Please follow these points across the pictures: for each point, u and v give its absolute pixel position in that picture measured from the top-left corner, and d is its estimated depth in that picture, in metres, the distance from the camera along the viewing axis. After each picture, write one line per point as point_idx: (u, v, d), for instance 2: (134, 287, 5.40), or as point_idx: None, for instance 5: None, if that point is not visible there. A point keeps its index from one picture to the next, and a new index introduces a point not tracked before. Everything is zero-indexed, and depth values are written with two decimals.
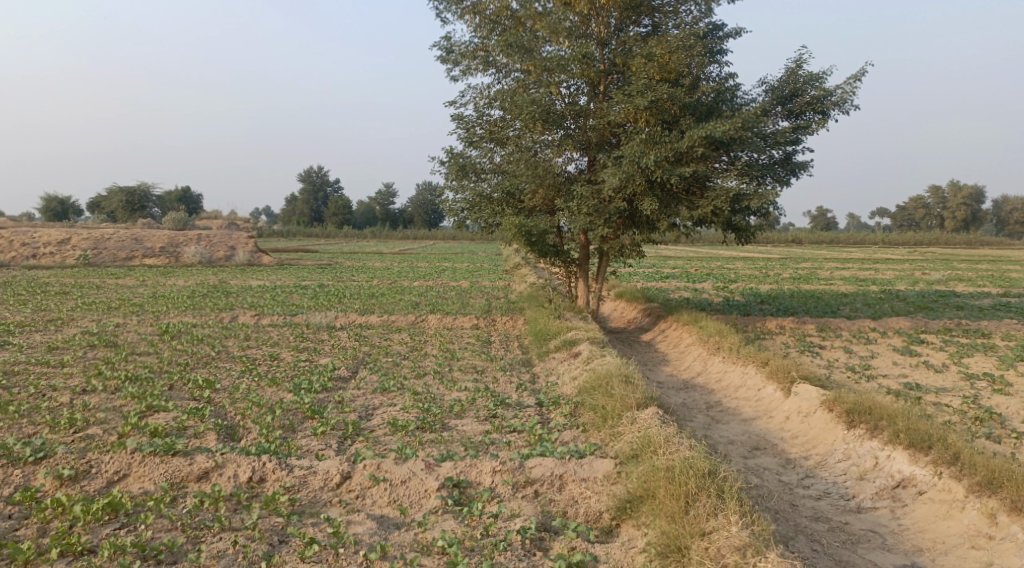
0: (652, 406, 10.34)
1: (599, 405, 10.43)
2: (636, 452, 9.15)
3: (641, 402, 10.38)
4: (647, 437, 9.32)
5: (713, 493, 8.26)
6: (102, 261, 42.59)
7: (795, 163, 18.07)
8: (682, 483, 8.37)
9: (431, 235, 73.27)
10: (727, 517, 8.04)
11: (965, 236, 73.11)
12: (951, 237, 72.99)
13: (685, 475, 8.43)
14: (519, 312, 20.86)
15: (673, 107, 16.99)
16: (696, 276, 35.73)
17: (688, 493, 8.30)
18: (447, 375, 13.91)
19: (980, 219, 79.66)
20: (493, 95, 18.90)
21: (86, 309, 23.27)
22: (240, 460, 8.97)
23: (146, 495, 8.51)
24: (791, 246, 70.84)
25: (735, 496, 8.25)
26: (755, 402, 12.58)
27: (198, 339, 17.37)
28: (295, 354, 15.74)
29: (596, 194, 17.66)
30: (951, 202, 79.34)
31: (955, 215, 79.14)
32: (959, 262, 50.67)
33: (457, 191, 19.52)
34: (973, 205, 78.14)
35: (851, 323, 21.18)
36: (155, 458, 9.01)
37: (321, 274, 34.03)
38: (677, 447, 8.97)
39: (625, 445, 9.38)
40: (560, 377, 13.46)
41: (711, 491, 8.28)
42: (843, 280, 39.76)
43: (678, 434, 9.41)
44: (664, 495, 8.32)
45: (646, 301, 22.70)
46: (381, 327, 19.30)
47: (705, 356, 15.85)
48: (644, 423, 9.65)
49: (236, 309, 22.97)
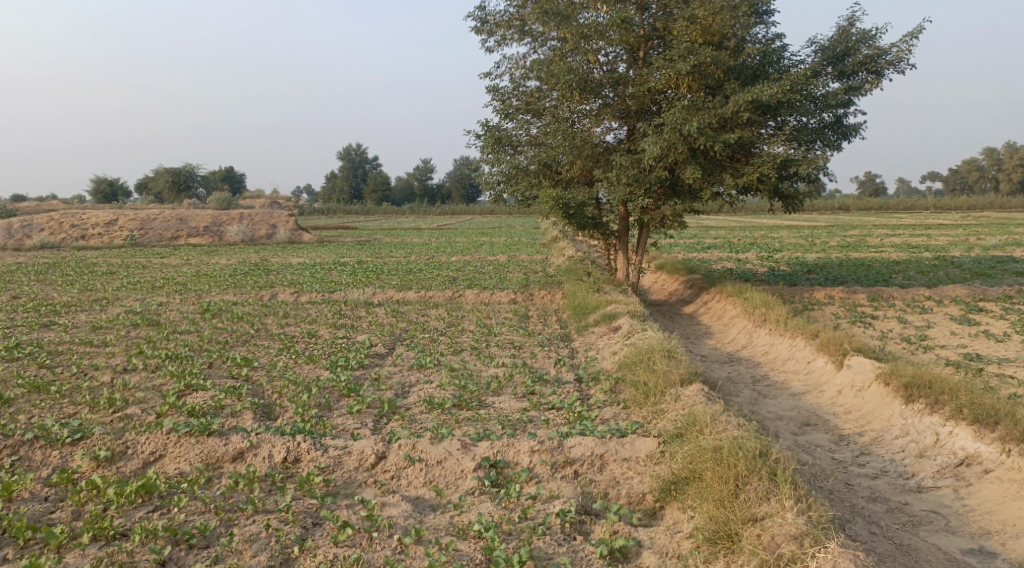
0: (697, 382, 9.95)
1: (641, 381, 10.06)
2: (680, 430, 8.78)
3: (685, 378, 9.99)
4: (692, 415, 8.94)
5: (765, 476, 7.87)
6: (147, 241, 42.97)
7: (846, 126, 17.41)
8: (731, 465, 7.99)
9: (472, 210, 72.99)
10: (780, 502, 7.65)
11: (1021, 200, 70.90)
12: (1006, 201, 70.81)
13: (734, 457, 8.04)
14: (558, 285, 20.50)
15: (717, 71, 16.46)
16: (741, 246, 34.99)
17: (737, 476, 7.92)
18: (486, 351, 13.62)
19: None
20: (529, 65, 18.45)
21: (129, 288, 23.36)
22: (274, 440, 8.79)
23: (180, 476, 8.36)
24: (838, 214, 69.33)
25: (789, 480, 7.85)
26: (804, 376, 12.12)
27: (237, 316, 17.25)
28: (333, 332, 15.56)
29: (636, 164, 17.19)
30: (1006, 164, 76.95)
31: (1010, 179, 76.79)
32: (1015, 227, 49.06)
33: (493, 165, 19.14)
34: None
35: (903, 292, 20.47)
36: (191, 438, 8.86)
37: (362, 251, 33.92)
38: (725, 426, 8.58)
39: (669, 423, 9.01)
40: (601, 352, 13.10)
41: (763, 474, 7.88)
42: (894, 246, 38.70)
43: (725, 412, 9.02)
44: (712, 477, 7.96)
45: (689, 272, 22.19)
46: (419, 303, 19.07)
47: (751, 329, 15.35)
48: (689, 401, 9.27)
49: (276, 287, 22.89)
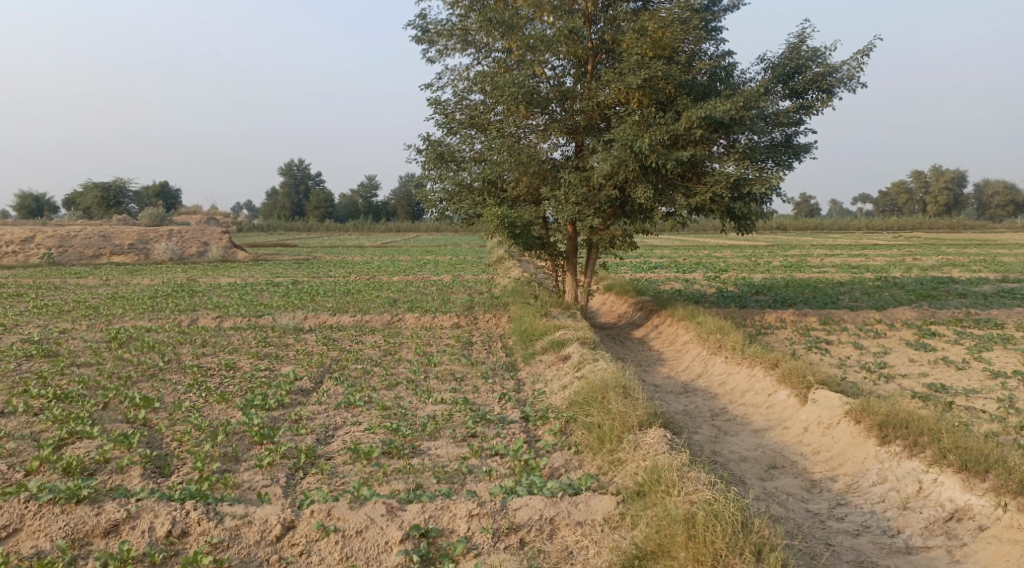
0: (656, 424, 8.98)
1: (594, 423, 9.06)
2: (643, 488, 7.85)
3: (642, 420, 9.04)
4: (656, 468, 8.00)
5: (749, 555, 7.05)
6: (68, 260, 40.78)
7: (797, 145, 16.75)
8: (707, 541, 7.13)
9: (413, 227, 71.63)
10: None
11: (948, 220, 72.18)
12: (934, 221, 71.99)
13: (710, 531, 7.18)
14: (502, 308, 19.47)
15: (668, 86, 15.69)
16: (684, 266, 34.37)
17: (716, 554, 7.07)
18: (423, 384, 12.48)
19: (965, 203, 78.75)
20: (472, 77, 17.46)
21: (37, 313, 21.68)
22: (158, 508, 7.75)
23: (37, 558, 7.39)
24: (775, 233, 69.73)
25: (775, 560, 7.03)
26: (765, 410, 11.21)
27: (150, 346, 15.85)
28: (254, 363, 14.29)
29: (586, 181, 16.28)
30: (934, 185, 78.41)
31: (937, 200, 78.26)
32: (949, 247, 49.56)
33: (435, 181, 18.05)
34: (955, 189, 77.24)
35: (855, 314, 19.82)
36: (57, 508, 7.81)
37: (296, 270, 32.49)
38: (694, 486, 7.68)
39: (630, 478, 8.07)
40: (549, 385, 12.06)
41: (746, 553, 7.06)
42: (834, 267, 38.53)
43: (690, 463, 8.10)
44: (686, 556, 7.09)
45: (637, 293, 21.32)
46: (352, 328, 17.86)
47: (705, 356, 14.48)
48: (650, 450, 8.32)
49: (200, 311, 21.42)
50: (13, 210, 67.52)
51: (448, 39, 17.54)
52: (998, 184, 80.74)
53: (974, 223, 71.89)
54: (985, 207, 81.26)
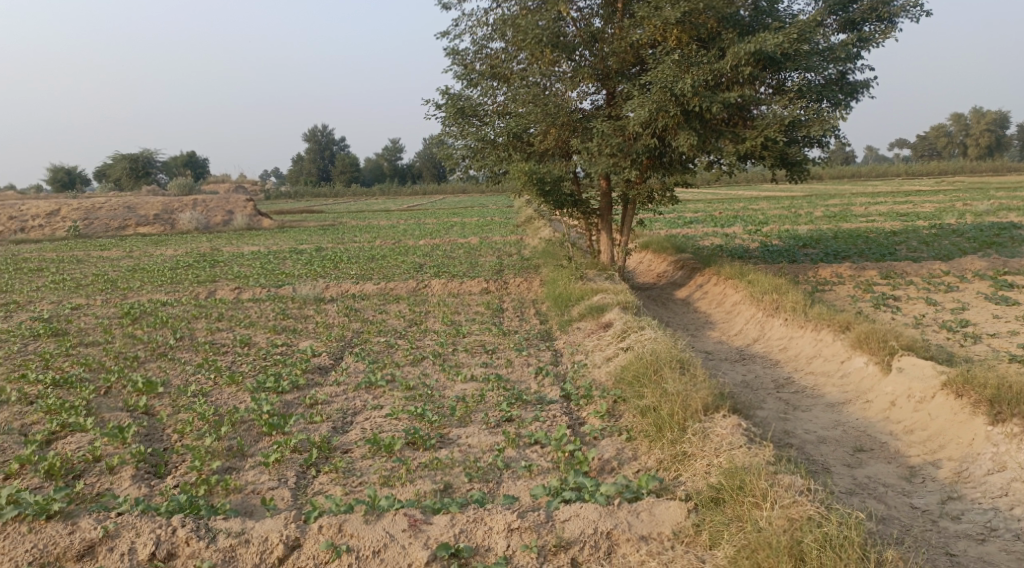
0: (722, 408, 7.80)
1: (650, 406, 7.93)
2: (720, 495, 6.73)
3: (708, 403, 7.83)
4: (734, 469, 6.84)
5: None
6: (93, 232, 40.04)
7: (854, 83, 15.19)
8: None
9: (440, 189, 70.21)
10: None
11: (991, 164, 69.27)
12: (977, 165, 69.12)
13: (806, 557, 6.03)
14: (534, 271, 18.19)
15: (709, 21, 14.12)
16: (723, 220, 32.74)
17: None
18: (452, 359, 11.28)
19: (1009, 145, 75.63)
20: (491, 24, 16.02)
21: (52, 288, 20.77)
22: (140, 525, 6.69)
23: None
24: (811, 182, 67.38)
25: None
26: (838, 380, 9.91)
27: (161, 321, 14.80)
28: (270, 338, 13.16)
29: (620, 131, 14.84)
30: (975, 128, 75.19)
31: (978, 143, 75.02)
32: (998, 191, 47.38)
33: (456, 139, 16.69)
34: (997, 130, 73.86)
35: (918, 266, 18.28)
36: (23, 526, 6.77)
37: (321, 236, 31.38)
38: (783, 498, 6.54)
39: (702, 481, 6.95)
40: (591, 357, 10.81)
41: None
42: (880, 216, 36.61)
43: (771, 464, 6.94)
44: None
45: (678, 252, 19.93)
46: (377, 296, 16.68)
47: (761, 319, 13.13)
48: (722, 445, 7.17)
49: (218, 282, 20.38)
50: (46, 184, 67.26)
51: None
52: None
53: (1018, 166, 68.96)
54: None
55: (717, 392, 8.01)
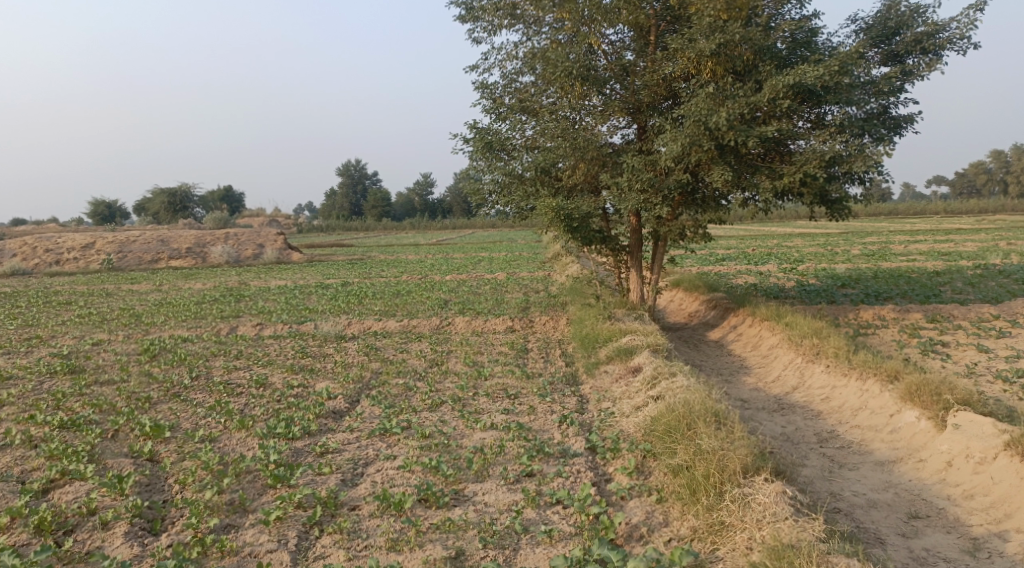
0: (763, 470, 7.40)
1: (683, 465, 7.52)
2: None
3: (748, 465, 7.40)
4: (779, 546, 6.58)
5: None
6: (125, 265, 40.10)
7: (897, 118, 14.56)
8: None
9: (471, 224, 69.96)
10: None
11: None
12: (1019, 203, 67.49)
13: None
14: (561, 309, 17.64)
15: (746, 52, 13.56)
16: (757, 257, 31.96)
17: None
18: (472, 404, 10.74)
19: None
20: (521, 57, 15.63)
21: (76, 323, 20.55)
22: None
23: None
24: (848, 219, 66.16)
25: None
26: (887, 435, 9.33)
27: (178, 359, 14.38)
28: (287, 379, 12.70)
29: (651, 166, 14.33)
30: (1016, 165, 73.54)
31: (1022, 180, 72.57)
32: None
33: (483, 173, 16.24)
34: None
35: (965, 308, 17.48)
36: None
37: (349, 271, 31.05)
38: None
39: (743, 557, 6.69)
40: (618, 405, 10.22)
41: None
42: (921, 255, 35.54)
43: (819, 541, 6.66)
44: None
45: (710, 290, 19.28)
46: (400, 334, 16.20)
47: (801, 364, 12.47)
48: (766, 517, 6.88)
49: (241, 317, 20.01)
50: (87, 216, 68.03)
51: (495, 16, 15.69)
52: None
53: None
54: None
55: (756, 452, 7.50)
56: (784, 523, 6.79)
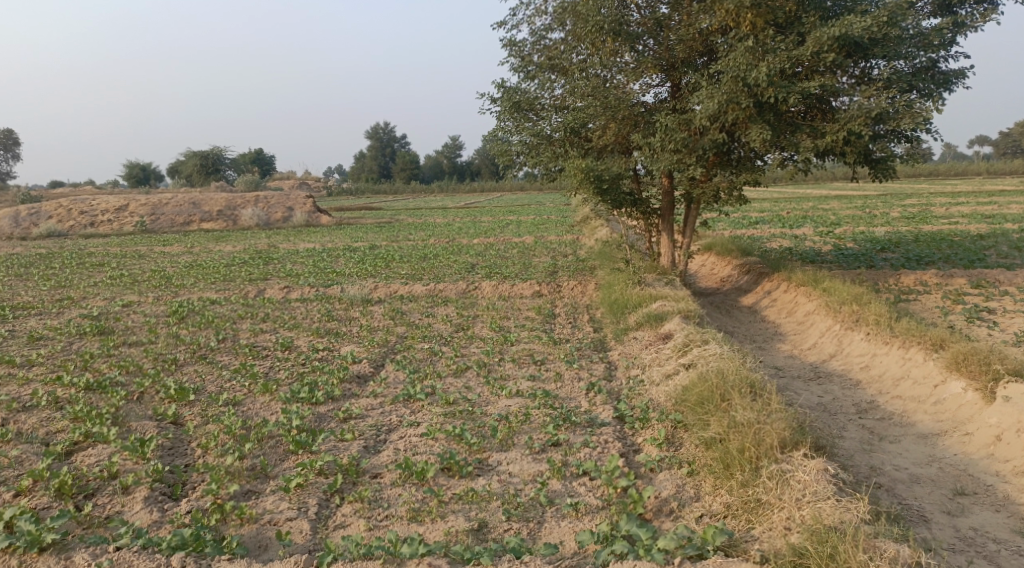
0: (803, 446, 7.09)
1: (717, 437, 7.30)
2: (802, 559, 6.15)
3: (785, 439, 7.10)
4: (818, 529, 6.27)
5: None
6: (158, 228, 40.32)
7: (947, 73, 13.95)
8: None
9: (501, 187, 69.57)
10: None
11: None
12: None
13: None
14: (590, 273, 17.32)
15: (788, 4, 13.06)
16: (792, 221, 31.37)
17: None
18: (497, 370, 10.51)
19: None
20: (551, 13, 15.17)
21: (107, 284, 20.56)
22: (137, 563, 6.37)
23: None
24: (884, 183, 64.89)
25: None
26: (931, 406, 9.20)
27: (206, 321, 14.27)
28: (312, 342, 12.53)
29: (685, 125, 13.88)
30: None
31: None
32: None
33: (511, 134, 15.88)
34: None
35: (1010, 274, 16.96)
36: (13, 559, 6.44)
37: (378, 233, 30.89)
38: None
39: (781, 539, 6.39)
40: (648, 372, 9.94)
41: None
42: (960, 218, 34.71)
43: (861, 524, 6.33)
44: None
45: (743, 255, 18.85)
46: (426, 298, 15.99)
47: (839, 331, 12.10)
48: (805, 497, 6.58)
49: (269, 280, 19.90)
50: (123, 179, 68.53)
51: None
52: None
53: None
54: None
55: (793, 425, 7.18)
56: (826, 504, 6.48)
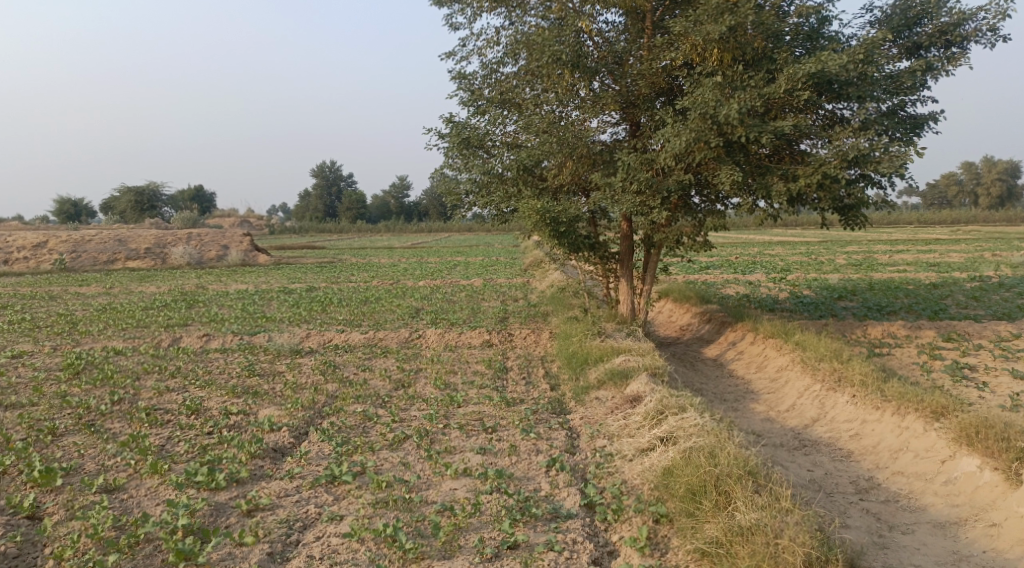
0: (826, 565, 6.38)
1: (726, 551, 6.51)
2: None
3: (809, 558, 6.40)
4: None
5: None
6: (80, 266, 37.93)
7: (918, 118, 12.75)
8: None
9: (444, 228, 68.11)
10: None
11: (1004, 213, 66.97)
12: (990, 214, 66.83)
13: None
14: (543, 321, 15.94)
15: (757, 38, 11.98)
16: (743, 266, 30.46)
17: None
18: (441, 439, 9.00)
19: (1020, 194, 73.49)
20: (504, 43, 13.89)
21: (5, 330, 18.48)
22: None
23: None
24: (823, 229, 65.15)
25: None
26: (941, 488, 8.07)
27: (104, 377, 12.53)
28: (226, 404, 10.87)
29: (648, 164, 12.68)
30: (986, 177, 72.95)
31: (990, 192, 72.67)
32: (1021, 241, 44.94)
33: (459, 172, 14.50)
34: (1009, 180, 71.67)
35: (981, 325, 16.02)
36: None
37: (315, 275, 29.13)
38: None
39: None
40: (618, 444, 8.54)
41: None
42: (907, 266, 34.27)
43: None
44: None
45: (704, 302, 17.64)
46: (363, 348, 14.40)
47: (819, 393, 10.79)
48: None
49: (190, 327, 18.09)
50: (52, 214, 65.55)
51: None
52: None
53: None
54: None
55: (816, 537, 6.47)
56: None
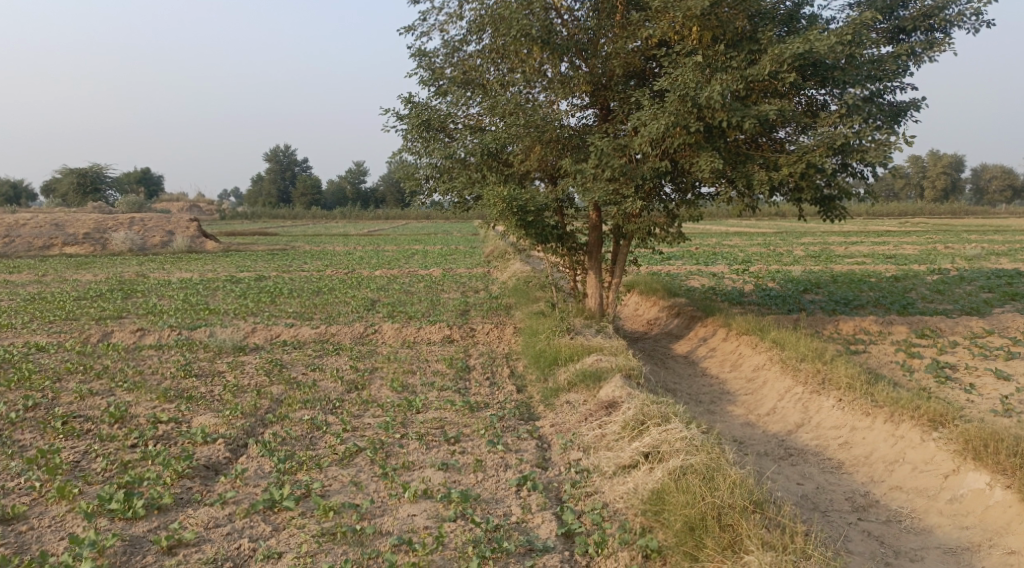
0: None
1: None
2: None
3: None
4: None
5: None
6: (13, 251, 36.11)
7: (900, 106, 12.01)
8: None
9: (397, 214, 66.73)
10: None
11: (949, 206, 67.65)
12: (936, 207, 67.47)
13: None
14: (506, 315, 15.04)
15: (739, 16, 11.23)
16: (704, 257, 29.86)
17: None
18: (398, 452, 8.09)
19: (965, 187, 74.40)
20: (468, 19, 12.92)
21: None
22: None
23: None
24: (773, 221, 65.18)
25: None
26: (946, 506, 7.60)
27: (22, 378, 11.41)
28: (159, 410, 9.84)
29: (621, 150, 11.85)
30: (931, 171, 73.75)
31: (935, 185, 73.46)
32: (969, 234, 45.15)
33: (419, 156, 13.51)
34: (953, 174, 72.54)
35: (956, 320, 15.43)
36: None
37: (264, 263, 27.87)
38: None
39: None
40: (595, 457, 7.75)
41: None
42: (863, 258, 34.04)
43: None
44: None
45: (672, 295, 16.87)
46: (313, 344, 13.37)
47: (801, 395, 10.07)
48: None
49: (125, 320, 16.86)
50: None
51: None
52: (998, 167, 76.29)
53: (977, 210, 67.51)
54: (987, 193, 76.97)
55: None
56: None
